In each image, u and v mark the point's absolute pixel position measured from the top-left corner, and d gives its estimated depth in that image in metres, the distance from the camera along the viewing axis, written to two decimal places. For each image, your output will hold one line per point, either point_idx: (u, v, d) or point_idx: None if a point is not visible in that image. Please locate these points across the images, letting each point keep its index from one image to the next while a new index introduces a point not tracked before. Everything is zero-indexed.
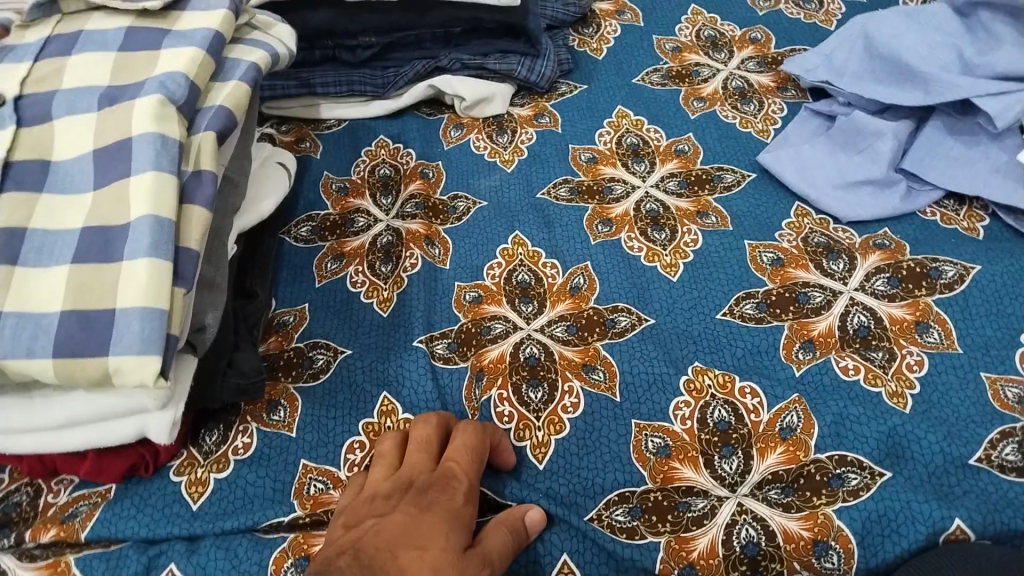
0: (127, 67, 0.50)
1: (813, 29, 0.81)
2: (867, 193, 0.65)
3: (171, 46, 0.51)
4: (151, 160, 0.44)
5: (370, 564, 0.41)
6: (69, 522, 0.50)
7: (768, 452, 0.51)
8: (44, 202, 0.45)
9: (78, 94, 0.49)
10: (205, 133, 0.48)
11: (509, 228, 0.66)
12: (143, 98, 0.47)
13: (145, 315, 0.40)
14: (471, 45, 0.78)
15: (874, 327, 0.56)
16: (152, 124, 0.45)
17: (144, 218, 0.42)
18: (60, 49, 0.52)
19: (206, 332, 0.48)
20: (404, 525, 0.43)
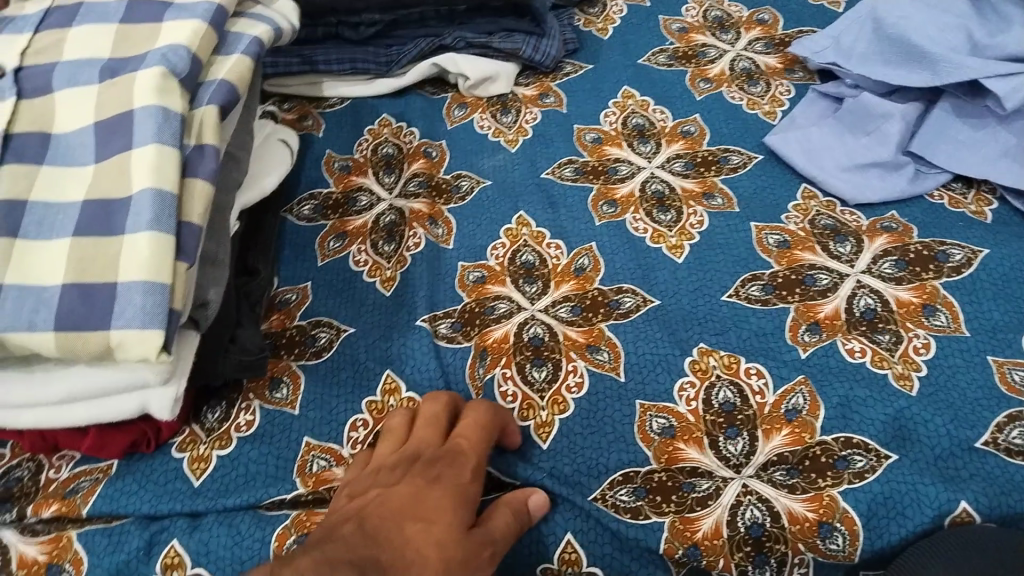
0: (128, 40, 0.49)
1: (821, 10, 0.80)
2: (874, 175, 0.64)
3: (173, 18, 0.50)
4: (152, 134, 0.44)
5: (374, 532, 0.40)
6: (71, 497, 0.50)
7: (774, 433, 0.50)
8: (45, 175, 0.44)
9: (79, 66, 0.48)
10: (208, 107, 0.47)
11: (514, 208, 0.65)
12: (145, 72, 0.46)
13: (147, 289, 0.40)
14: (475, 24, 0.77)
15: (881, 310, 0.56)
16: (154, 97, 0.45)
17: (146, 191, 0.42)
18: (60, 22, 0.51)
19: (209, 307, 0.47)
20: (411, 496, 0.43)
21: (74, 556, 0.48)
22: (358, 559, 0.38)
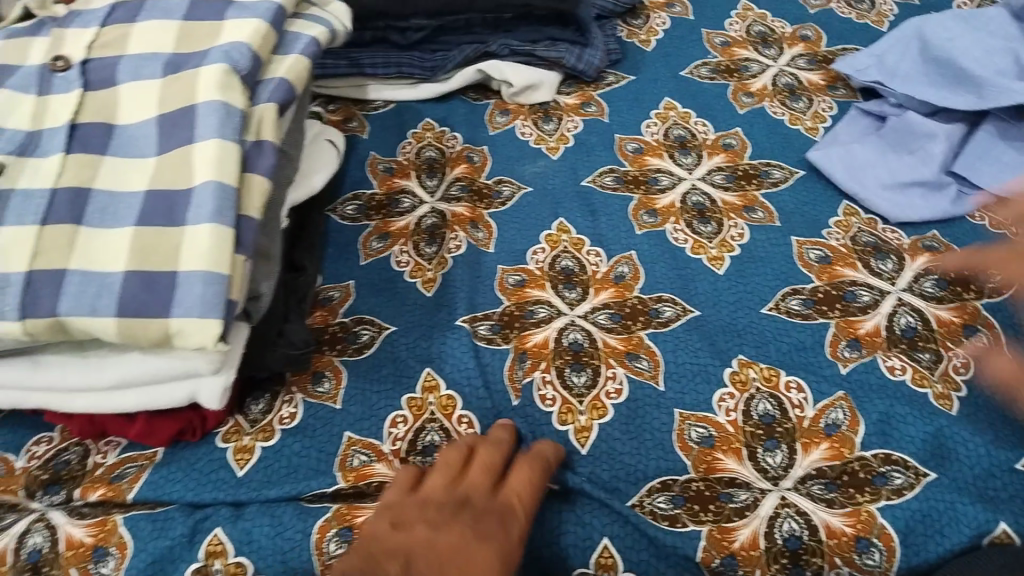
0: (191, 36, 0.50)
1: (865, 29, 0.80)
2: (917, 194, 0.64)
3: (235, 17, 0.51)
4: (215, 129, 0.45)
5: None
6: (117, 482, 0.51)
7: (813, 446, 0.50)
8: (108, 165, 0.46)
9: (143, 60, 0.50)
10: (267, 105, 0.48)
11: (554, 215, 0.66)
12: (208, 69, 0.47)
13: (208, 279, 0.41)
14: (519, 31, 0.78)
15: (921, 329, 0.56)
16: (217, 93, 0.46)
17: (208, 184, 0.43)
18: (125, 17, 0.52)
19: (261, 300, 0.48)
20: (458, 549, 0.43)
21: (119, 540, 0.49)
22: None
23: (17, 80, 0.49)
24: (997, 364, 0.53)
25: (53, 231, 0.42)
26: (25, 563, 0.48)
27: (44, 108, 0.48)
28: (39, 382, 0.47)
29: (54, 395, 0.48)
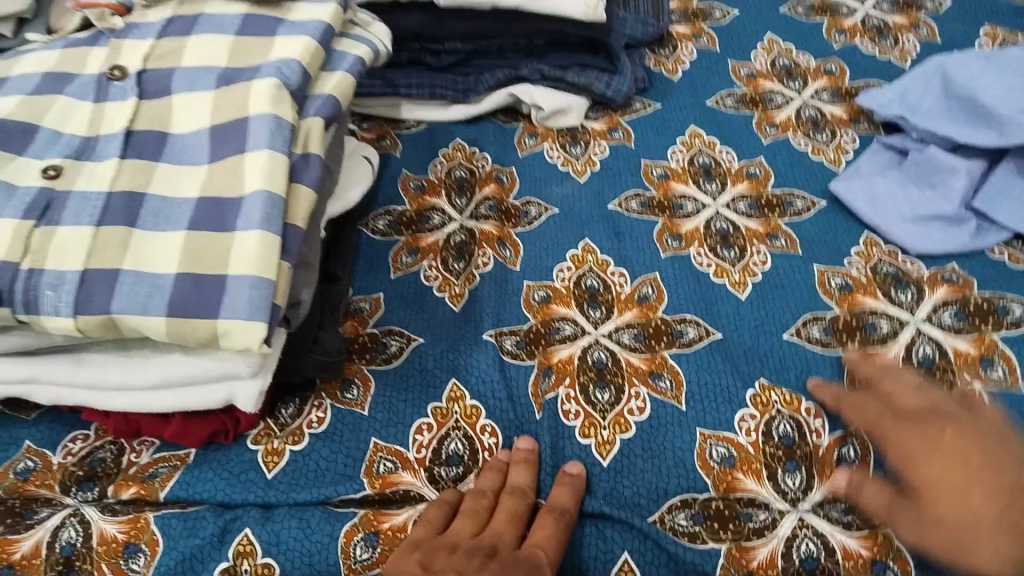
0: (244, 51, 0.53)
1: (887, 65, 0.82)
2: (937, 228, 0.66)
3: (285, 34, 0.53)
4: (266, 140, 0.47)
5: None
6: (149, 482, 0.52)
7: (827, 475, 0.52)
8: (162, 171, 0.48)
9: (197, 72, 0.52)
10: (314, 120, 0.51)
11: (580, 235, 0.67)
12: (260, 82, 0.49)
13: (256, 283, 0.43)
14: (551, 57, 0.80)
15: (939, 359, 0.58)
16: (268, 106, 0.48)
17: (259, 193, 0.45)
18: (179, 30, 0.55)
19: (300, 307, 0.50)
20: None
21: (151, 538, 0.50)
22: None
23: (75, 89, 0.52)
24: (872, 493, 0.49)
25: (108, 231, 0.45)
26: (58, 557, 0.50)
27: (100, 115, 0.50)
28: (82, 380, 0.49)
29: (96, 393, 0.50)
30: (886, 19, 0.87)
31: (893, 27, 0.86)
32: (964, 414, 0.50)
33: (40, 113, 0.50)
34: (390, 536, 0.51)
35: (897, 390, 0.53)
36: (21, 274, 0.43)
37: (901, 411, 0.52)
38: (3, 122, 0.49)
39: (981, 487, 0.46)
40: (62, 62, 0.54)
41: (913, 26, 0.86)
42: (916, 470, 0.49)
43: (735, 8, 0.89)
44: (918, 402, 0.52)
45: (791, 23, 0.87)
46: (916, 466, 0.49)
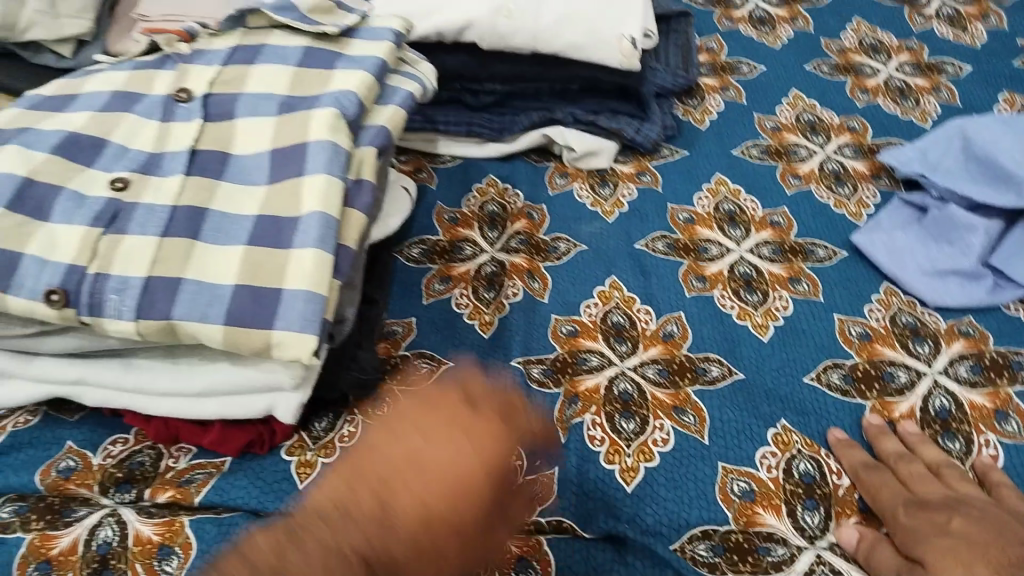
0: (304, 82, 0.57)
1: (909, 124, 0.85)
2: (954, 283, 0.68)
3: (343, 68, 0.57)
4: (324, 165, 0.50)
5: (384, 503, 0.41)
6: (186, 486, 0.54)
7: (845, 516, 0.54)
8: (223, 189, 0.50)
9: (259, 99, 0.56)
10: (368, 149, 0.54)
11: (607, 272, 0.70)
12: (320, 112, 0.53)
13: (310, 297, 0.45)
14: (585, 103, 0.83)
15: (955, 411, 0.60)
16: (328, 133, 0.52)
17: (315, 214, 0.48)
18: (244, 59, 0.59)
19: (344, 324, 0.52)
20: (426, 458, 0.43)
21: (185, 540, 0.51)
22: (363, 546, 0.40)
23: (144, 107, 0.55)
24: (883, 558, 0.49)
25: (172, 242, 0.47)
26: (94, 554, 0.50)
27: (166, 133, 0.53)
28: (129, 383, 0.51)
29: (141, 397, 0.52)
30: (907, 81, 0.91)
31: (915, 89, 0.90)
32: (981, 506, 0.50)
33: (110, 129, 0.53)
34: None
35: (915, 481, 0.54)
36: (88, 276, 0.46)
37: (918, 499, 0.52)
38: (76, 136, 0.52)
39: (983, 561, 0.45)
40: (130, 82, 0.57)
41: (934, 89, 0.90)
42: (921, 544, 0.48)
43: (761, 63, 0.93)
44: (936, 493, 0.52)
45: (816, 80, 0.91)
46: (923, 542, 0.49)
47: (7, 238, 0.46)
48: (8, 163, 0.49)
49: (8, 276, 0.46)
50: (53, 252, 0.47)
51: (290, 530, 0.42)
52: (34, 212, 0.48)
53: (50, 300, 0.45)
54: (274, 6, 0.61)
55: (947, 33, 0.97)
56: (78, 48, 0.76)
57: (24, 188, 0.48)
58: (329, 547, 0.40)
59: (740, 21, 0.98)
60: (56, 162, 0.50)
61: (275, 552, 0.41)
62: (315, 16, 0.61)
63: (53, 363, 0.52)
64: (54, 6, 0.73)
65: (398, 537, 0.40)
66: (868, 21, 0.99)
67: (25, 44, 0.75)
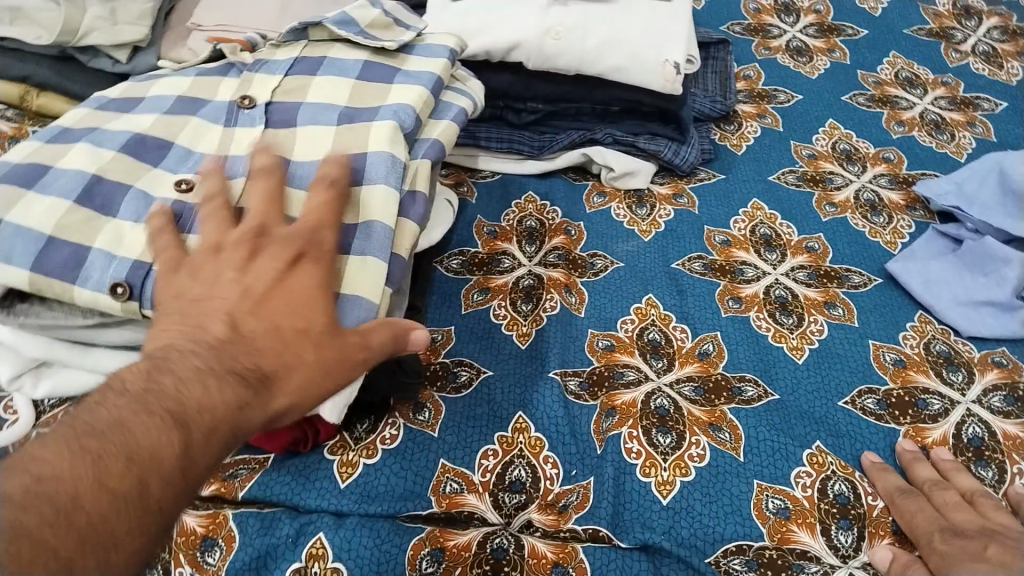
0: (363, 94, 0.59)
1: (944, 157, 0.86)
2: (988, 313, 0.68)
3: (400, 82, 0.60)
4: (383, 176, 0.52)
5: (253, 332, 0.42)
6: (230, 480, 0.56)
7: (878, 537, 0.55)
8: (292, 193, 0.52)
9: (320, 108, 0.57)
10: (422, 163, 0.57)
11: (643, 290, 0.71)
12: (380, 124, 0.55)
13: (367, 305, 0.48)
14: (624, 124, 0.85)
15: (988, 439, 0.60)
16: (387, 145, 0.54)
17: (375, 223, 0.50)
18: (306, 69, 0.61)
19: None
20: (273, 282, 0.43)
21: (227, 533, 0.54)
22: (241, 367, 0.40)
23: (209, 111, 0.58)
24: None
25: None
26: None
27: (230, 138, 0.56)
28: None
29: None
30: (943, 115, 0.92)
31: (950, 122, 0.91)
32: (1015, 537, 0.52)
33: (176, 130, 0.56)
34: (456, 553, 0.53)
35: (950, 508, 0.54)
36: (150, 274, 0.48)
37: (953, 526, 0.53)
38: (142, 136, 0.54)
39: None
40: (194, 87, 0.60)
41: (969, 123, 0.91)
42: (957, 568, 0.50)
43: (798, 92, 0.94)
44: (971, 522, 0.53)
45: (852, 111, 0.92)
46: (959, 568, 0.50)
47: (76, 232, 0.49)
48: (79, 162, 0.52)
49: (76, 270, 0.48)
50: (120, 247, 0.49)
51: (149, 362, 0.39)
52: (102, 207, 0.50)
53: (115, 292, 0.47)
54: (334, 20, 0.63)
55: (982, 69, 0.98)
56: (133, 53, 0.79)
57: (93, 185, 0.51)
58: (204, 371, 0.39)
59: (777, 50, 1.00)
60: (124, 160, 0.53)
61: (141, 380, 0.38)
62: (375, 31, 0.64)
63: (112, 357, 0.53)
64: (115, 13, 0.76)
65: (279, 354, 0.41)
66: (905, 55, 1.00)
67: (83, 48, 0.77)
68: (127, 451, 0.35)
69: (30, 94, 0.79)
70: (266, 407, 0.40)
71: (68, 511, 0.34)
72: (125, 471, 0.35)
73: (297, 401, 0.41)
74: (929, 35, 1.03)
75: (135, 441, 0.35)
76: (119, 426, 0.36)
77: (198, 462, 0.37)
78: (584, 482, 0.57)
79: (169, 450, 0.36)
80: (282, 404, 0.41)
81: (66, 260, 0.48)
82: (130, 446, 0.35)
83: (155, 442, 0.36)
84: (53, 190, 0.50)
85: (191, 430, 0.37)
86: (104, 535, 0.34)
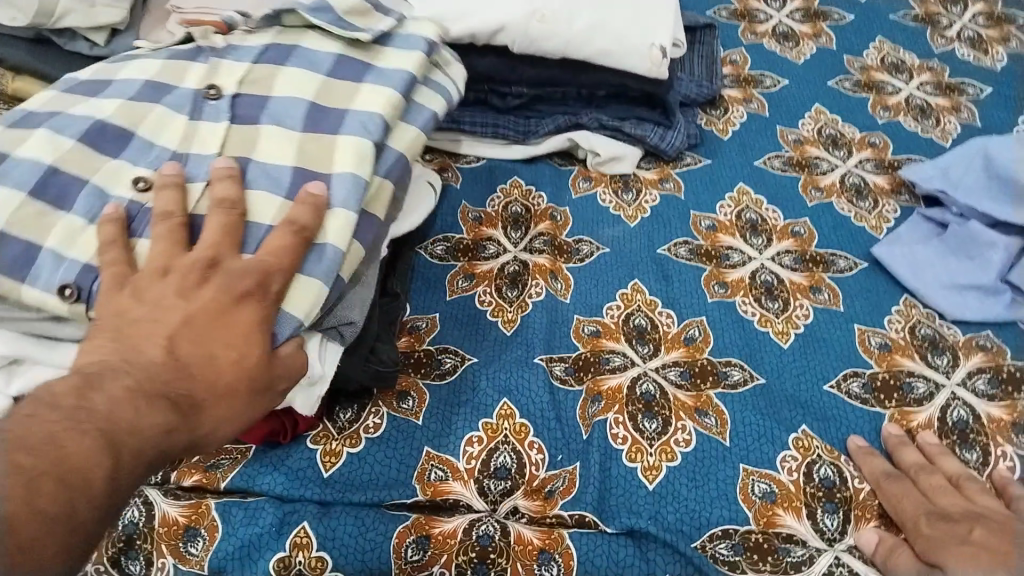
0: (331, 93, 0.58)
1: (929, 142, 0.86)
2: (972, 297, 0.68)
3: (372, 82, 0.59)
4: (342, 199, 0.52)
5: (188, 358, 0.45)
6: (212, 471, 0.55)
7: (864, 521, 0.55)
8: (253, 196, 0.52)
9: (286, 106, 0.57)
10: (386, 181, 0.57)
11: (629, 275, 0.70)
12: (346, 137, 0.55)
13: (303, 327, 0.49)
14: (610, 109, 0.84)
15: (973, 423, 0.61)
16: (352, 165, 0.54)
17: (329, 247, 0.51)
18: (275, 59, 0.60)
19: (351, 326, 0.53)
20: (217, 313, 0.46)
21: (210, 523, 0.53)
22: (172, 392, 0.44)
23: (173, 99, 0.57)
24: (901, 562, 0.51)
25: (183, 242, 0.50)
26: (119, 534, 0.53)
27: (193, 131, 0.55)
28: None
29: None
30: (929, 100, 0.92)
31: (935, 108, 0.91)
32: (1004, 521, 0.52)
33: (138, 120, 0.55)
34: (441, 541, 0.53)
35: (936, 493, 0.55)
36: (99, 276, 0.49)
37: (940, 511, 0.53)
38: (103, 124, 0.54)
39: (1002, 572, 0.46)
40: (163, 71, 0.58)
41: (955, 108, 0.91)
42: (943, 552, 0.50)
43: (784, 77, 0.94)
44: (957, 506, 0.54)
45: (838, 97, 0.91)
46: (944, 552, 0.50)
47: (30, 227, 0.48)
48: (37, 150, 0.51)
49: (26, 266, 0.48)
50: (74, 245, 0.49)
51: (80, 378, 0.43)
52: (57, 200, 0.50)
53: (62, 294, 0.48)
54: (310, 6, 0.62)
55: (968, 55, 0.98)
56: (111, 36, 0.78)
57: (49, 176, 0.50)
58: (135, 392, 0.43)
59: (763, 35, 0.99)
60: (82, 150, 0.52)
61: (72, 397, 0.42)
62: (352, 18, 0.63)
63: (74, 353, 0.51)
64: None
65: (210, 383, 0.45)
66: (891, 40, 1.00)
67: (59, 31, 0.76)
68: (59, 471, 0.38)
69: (5, 78, 0.77)
70: (188, 431, 0.44)
71: (8, 527, 0.36)
72: (57, 490, 0.38)
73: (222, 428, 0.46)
74: (915, 20, 1.03)
75: (68, 460, 0.39)
76: (53, 444, 0.39)
77: (123, 482, 0.41)
78: (570, 467, 0.56)
79: (99, 471, 0.40)
80: (206, 430, 0.45)
81: (18, 255, 0.48)
82: (63, 465, 0.39)
83: (86, 462, 0.39)
84: (9, 179, 0.49)
85: (120, 451, 0.41)
86: (33, 553, 0.37)
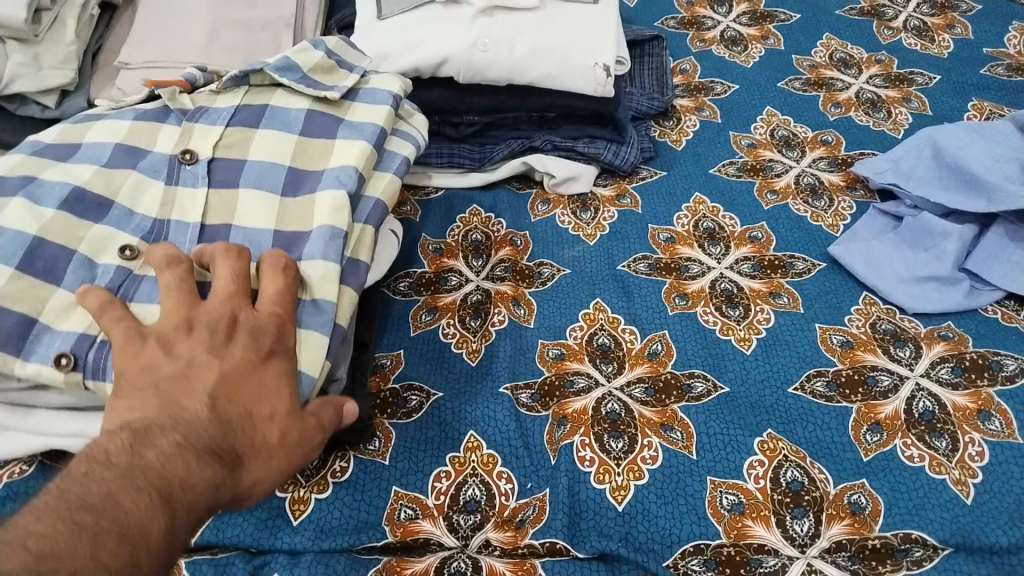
0: (307, 152, 0.62)
1: (881, 135, 0.87)
2: (932, 288, 0.69)
3: (344, 137, 0.63)
4: (321, 251, 0.55)
5: (229, 416, 0.44)
6: None
7: (836, 520, 0.55)
8: None
9: (264, 168, 0.60)
10: (366, 226, 0.60)
11: (591, 295, 0.70)
12: (324, 194, 0.58)
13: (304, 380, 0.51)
14: (562, 129, 0.85)
15: (939, 412, 0.61)
16: (330, 214, 0.56)
17: (314, 302, 0.53)
18: (247, 120, 0.63)
19: (336, 383, 0.57)
20: (246, 371, 0.46)
21: None
22: (217, 447, 0.42)
23: (148, 164, 0.60)
24: None
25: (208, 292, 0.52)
26: None
27: (172, 197, 0.58)
28: None
29: None
30: (879, 93, 0.93)
31: (886, 100, 0.92)
32: None
33: (116, 188, 0.57)
34: None
35: None
36: (95, 344, 0.50)
37: None
38: (81, 192, 0.56)
39: None
40: (132, 134, 0.61)
41: (904, 99, 0.92)
42: None
43: (734, 82, 0.95)
44: None
45: (789, 97, 0.92)
46: None
47: (22, 301, 0.50)
48: (20, 222, 0.53)
49: (20, 341, 0.49)
50: (65, 320, 0.51)
51: (129, 433, 0.41)
52: (46, 272, 0.52)
53: (60, 362, 0.49)
54: (276, 65, 0.65)
55: (914, 44, 0.99)
56: (61, 97, 0.78)
57: (35, 248, 0.52)
58: (186, 448, 0.41)
59: (711, 42, 1.01)
60: (65, 219, 0.54)
61: (124, 454, 0.39)
62: (316, 75, 0.67)
63: (53, 417, 0.53)
64: (37, 58, 0.75)
65: (248, 437, 0.44)
66: (838, 36, 1.01)
67: (9, 97, 0.76)
68: (121, 528, 0.36)
69: None
70: (232, 486, 0.42)
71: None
72: (118, 546, 0.36)
73: (263, 481, 0.44)
74: (860, 13, 1.04)
75: (126, 518, 0.37)
76: (110, 501, 0.37)
77: (178, 540, 0.39)
78: (539, 495, 0.57)
79: (156, 527, 0.37)
80: (248, 484, 0.43)
81: (11, 329, 0.49)
82: (123, 524, 0.36)
83: (144, 518, 0.37)
84: None
85: (175, 509, 0.39)
86: None
